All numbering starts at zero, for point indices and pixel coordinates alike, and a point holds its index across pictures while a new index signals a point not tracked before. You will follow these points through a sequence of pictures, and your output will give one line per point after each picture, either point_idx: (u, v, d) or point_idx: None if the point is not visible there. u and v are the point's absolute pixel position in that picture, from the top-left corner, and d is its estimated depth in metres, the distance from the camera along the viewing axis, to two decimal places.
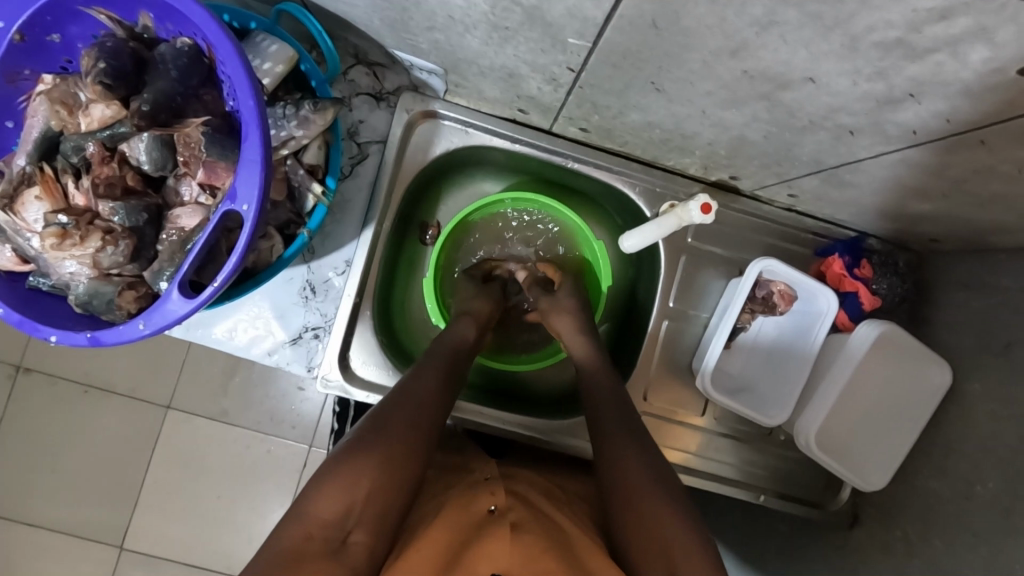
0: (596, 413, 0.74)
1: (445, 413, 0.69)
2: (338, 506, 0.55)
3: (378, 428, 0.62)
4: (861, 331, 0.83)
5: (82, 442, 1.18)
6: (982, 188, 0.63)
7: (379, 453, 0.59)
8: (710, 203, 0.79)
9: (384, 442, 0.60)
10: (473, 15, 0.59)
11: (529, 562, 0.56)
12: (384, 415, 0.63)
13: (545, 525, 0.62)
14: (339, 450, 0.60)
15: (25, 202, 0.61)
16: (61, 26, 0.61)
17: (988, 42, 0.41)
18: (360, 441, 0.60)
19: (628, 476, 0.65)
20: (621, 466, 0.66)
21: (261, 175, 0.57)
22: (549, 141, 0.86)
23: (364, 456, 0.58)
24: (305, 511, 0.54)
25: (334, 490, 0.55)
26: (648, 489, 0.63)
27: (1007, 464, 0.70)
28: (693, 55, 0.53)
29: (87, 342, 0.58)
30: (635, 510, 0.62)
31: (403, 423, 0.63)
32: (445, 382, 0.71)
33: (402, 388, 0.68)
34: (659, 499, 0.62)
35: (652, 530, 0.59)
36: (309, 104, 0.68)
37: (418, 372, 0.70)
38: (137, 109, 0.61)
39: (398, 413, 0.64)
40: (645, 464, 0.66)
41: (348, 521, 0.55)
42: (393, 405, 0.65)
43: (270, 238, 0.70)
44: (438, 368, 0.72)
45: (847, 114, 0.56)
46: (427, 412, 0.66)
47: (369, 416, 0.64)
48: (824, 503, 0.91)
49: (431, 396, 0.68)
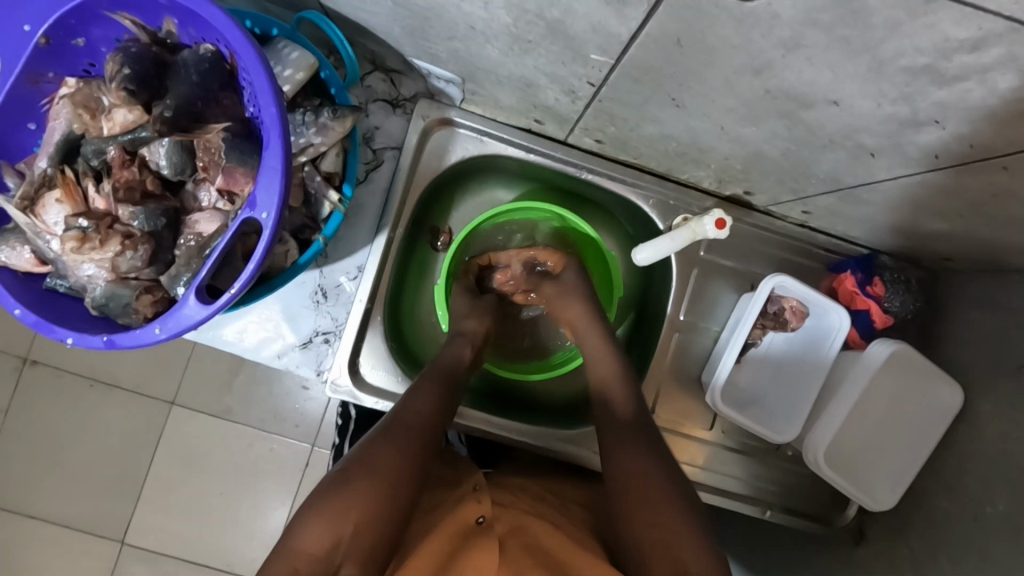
0: (599, 421, 0.75)
1: (441, 429, 0.70)
2: (325, 540, 0.55)
3: (366, 457, 0.61)
4: (874, 348, 0.83)
5: (87, 437, 1.18)
6: (1001, 210, 0.62)
7: (367, 483, 0.59)
8: (725, 219, 0.79)
9: (373, 470, 0.60)
10: (496, 27, 0.59)
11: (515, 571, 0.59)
12: (376, 439, 0.64)
13: (527, 544, 0.64)
14: (328, 479, 0.60)
15: (46, 204, 0.61)
16: (85, 28, 0.61)
17: (1017, 71, 0.41)
18: (350, 470, 0.60)
19: (638, 484, 0.65)
20: (627, 474, 0.66)
21: (281, 182, 0.57)
22: (564, 151, 0.87)
23: (350, 489, 0.58)
24: (294, 545, 0.55)
25: (321, 524, 0.56)
26: (651, 489, 0.64)
27: (1019, 487, 0.70)
28: (716, 73, 0.53)
29: (102, 344, 0.59)
30: (637, 510, 0.63)
31: (396, 446, 0.63)
32: (438, 402, 0.71)
33: (394, 412, 0.68)
34: (664, 499, 0.63)
35: (658, 533, 0.60)
36: (329, 112, 0.68)
37: (413, 392, 0.71)
38: (159, 114, 0.62)
39: (387, 437, 0.64)
40: (654, 468, 0.66)
41: (336, 555, 0.55)
42: (383, 430, 0.65)
43: (285, 244, 0.70)
44: (431, 390, 0.72)
45: (868, 135, 0.56)
46: (419, 435, 0.66)
47: (362, 442, 0.64)
48: (831, 519, 0.91)
49: (422, 416, 0.68)
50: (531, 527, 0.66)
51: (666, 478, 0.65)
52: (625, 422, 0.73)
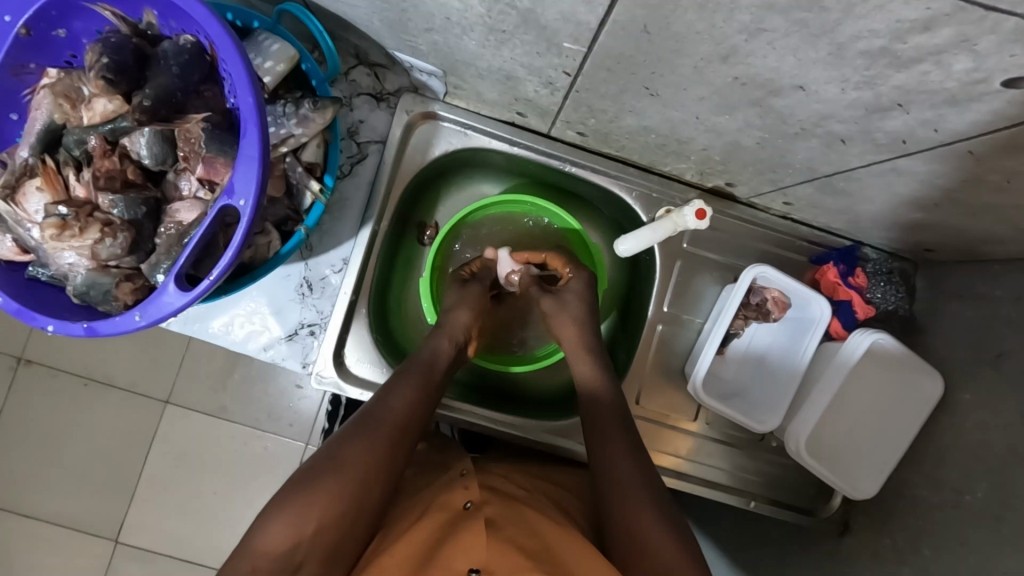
0: (593, 419, 0.76)
1: (419, 426, 0.71)
2: (286, 540, 0.56)
3: (337, 460, 0.62)
4: (855, 338, 0.83)
5: (80, 436, 1.19)
6: (976, 199, 0.63)
7: (331, 482, 0.60)
8: (705, 209, 0.80)
9: (339, 472, 0.61)
10: (470, 17, 0.60)
11: (511, 550, 0.59)
12: (342, 439, 0.64)
13: (517, 520, 0.65)
14: (295, 477, 0.61)
15: (27, 192, 0.62)
16: (66, 21, 0.63)
17: (970, 52, 0.41)
18: (314, 471, 0.61)
19: (628, 502, 0.66)
20: (617, 479, 0.68)
21: (258, 170, 0.58)
22: (547, 144, 0.87)
23: (315, 489, 0.59)
24: (253, 546, 0.55)
25: (282, 524, 0.56)
26: (635, 502, 0.65)
27: (996, 473, 0.70)
28: (685, 60, 0.54)
29: (83, 331, 0.59)
30: (623, 518, 0.65)
31: (362, 448, 0.64)
32: (416, 400, 0.71)
33: (368, 411, 0.68)
34: (642, 509, 0.65)
35: (642, 546, 0.62)
36: (310, 103, 0.69)
37: (389, 389, 0.71)
38: (139, 104, 0.63)
39: (358, 438, 0.65)
40: (637, 479, 0.68)
41: (297, 553, 0.56)
42: (355, 429, 0.65)
43: (267, 234, 0.70)
44: (409, 390, 0.72)
45: (837, 121, 0.56)
46: (390, 433, 0.66)
47: (329, 442, 0.65)
48: (815, 510, 0.91)
49: (395, 414, 0.69)
50: (526, 516, 0.66)
51: (648, 496, 0.66)
52: (622, 420, 0.75)
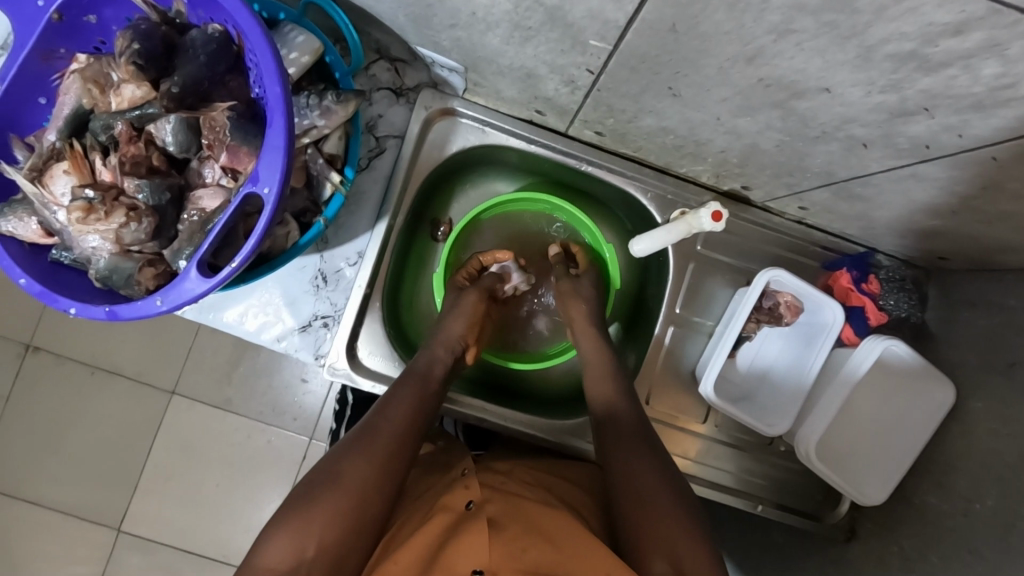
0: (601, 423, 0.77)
1: (418, 435, 0.71)
2: (288, 557, 0.56)
3: (335, 475, 0.62)
4: (866, 345, 0.83)
5: (87, 424, 1.19)
6: (994, 207, 0.63)
7: (330, 497, 0.60)
8: (721, 211, 0.80)
9: (339, 487, 0.61)
10: (497, 14, 0.60)
11: (511, 557, 0.60)
12: (339, 456, 0.64)
13: (518, 518, 0.65)
14: (294, 495, 0.61)
15: (53, 175, 0.63)
16: (97, 8, 0.64)
17: (1000, 57, 0.42)
18: (314, 488, 0.61)
19: (645, 501, 0.65)
20: (633, 477, 0.68)
21: (283, 160, 0.58)
22: (564, 142, 0.87)
23: (314, 506, 0.59)
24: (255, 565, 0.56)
25: (284, 542, 0.57)
26: (652, 499, 0.65)
27: (1007, 482, 0.70)
28: (711, 60, 0.54)
29: (104, 315, 0.60)
30: (638, 513, 0.64)
31: (359, 462, 0.63)
32: (413, 410, 0.71)
33: (365, 425, 0.68)
34: (658, 506, 0.64)
35: (657, 539, 0.62)
36: (333, 96, 0.70)
37: (387, 401, 0.71)
38: (167, 91, 0.63)
39: (356, 451, 0.65)
40: (650, 474, 0.68)
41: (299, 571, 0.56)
42: (352, 444, 0.65)
43: (287, 225, 0.71)
44: (405, 400, 0.72)
45: (859, 125, 0.57)
46: (389, 446, 0.66)
47: (327, 457, 0.65)
48: (822, 515, 0.91)
49: (393, 426, 0.68)
50: (527, 512, 0.67)
51: (663, 489, 0.66)
52: (632, 417, 0.76)
